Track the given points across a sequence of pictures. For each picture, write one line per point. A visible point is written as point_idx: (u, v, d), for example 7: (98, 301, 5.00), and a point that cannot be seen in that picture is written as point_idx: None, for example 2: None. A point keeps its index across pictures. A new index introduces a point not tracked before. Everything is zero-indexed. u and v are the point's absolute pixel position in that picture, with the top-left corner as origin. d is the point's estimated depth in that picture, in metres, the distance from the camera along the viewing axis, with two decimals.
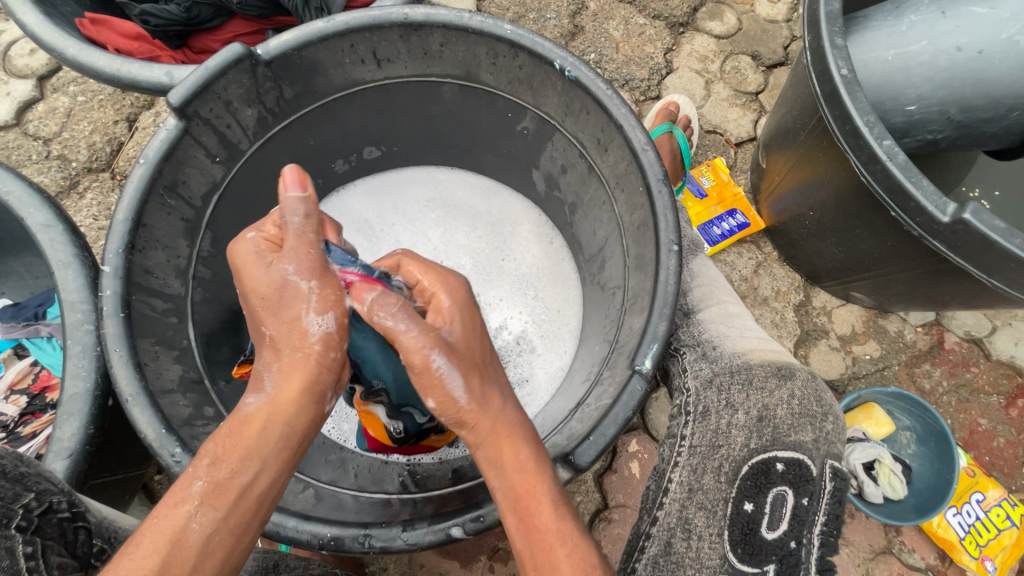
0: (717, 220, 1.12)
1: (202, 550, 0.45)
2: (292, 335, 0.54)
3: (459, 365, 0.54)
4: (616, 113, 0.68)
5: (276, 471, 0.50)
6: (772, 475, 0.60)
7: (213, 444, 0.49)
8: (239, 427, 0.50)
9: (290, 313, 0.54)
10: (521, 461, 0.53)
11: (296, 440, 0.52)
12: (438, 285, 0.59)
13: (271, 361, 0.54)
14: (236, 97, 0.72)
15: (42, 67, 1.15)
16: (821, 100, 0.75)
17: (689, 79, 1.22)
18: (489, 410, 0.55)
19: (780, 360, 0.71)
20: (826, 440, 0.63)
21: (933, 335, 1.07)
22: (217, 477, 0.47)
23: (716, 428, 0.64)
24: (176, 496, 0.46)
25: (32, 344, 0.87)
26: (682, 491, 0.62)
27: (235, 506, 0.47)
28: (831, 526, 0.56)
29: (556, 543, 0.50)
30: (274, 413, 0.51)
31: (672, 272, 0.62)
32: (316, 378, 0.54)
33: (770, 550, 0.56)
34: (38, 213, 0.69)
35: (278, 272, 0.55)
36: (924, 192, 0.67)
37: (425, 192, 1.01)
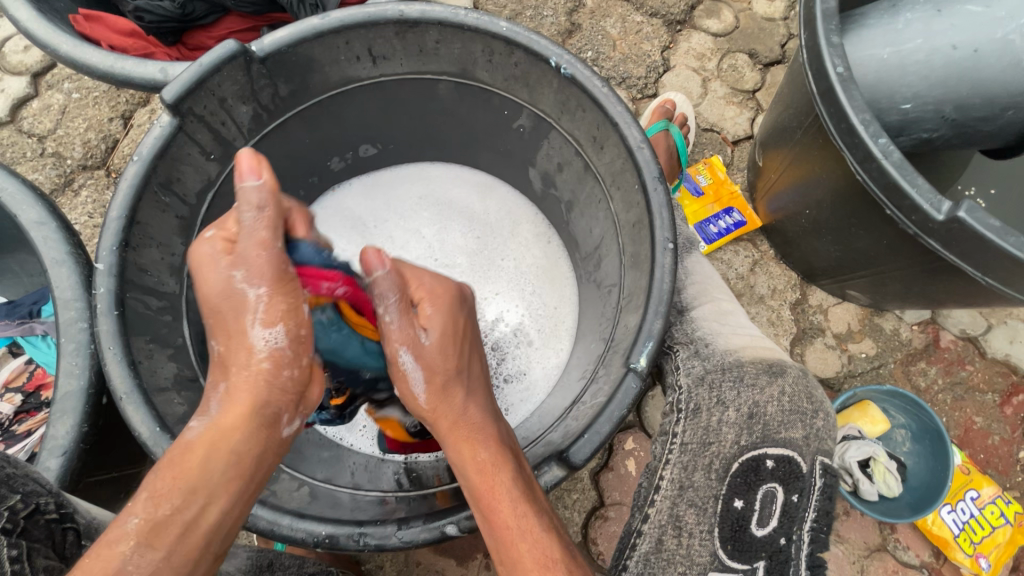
0: (714, 218, 1.12)
1: None
2: (241, 352, 0.52)
3: (424, 365, 0.57)
4: (612, 110, 0.68)
5: (223, 501, 0.48)
6: (762, 472, 0.62)
7: (154, 476, 0.47)
8: (180, 457, 0.48)
9: (240, 325, 0.52)
10: (480, 460, 0.55)
11: (245, 470, 0.49)
12: (429, 290, 0.59)
13: (219, 383, 0.52)
14: (230, 94, 0.72)
15: (36, 64, 1.14)
16: (817, 98, 0.75)
17: (686, 77, 1.22)
18: (452, 407, 0.57)
19: (771, 357, 0.70)
20: (818, 436, 0.64)
21: (929, 333, 1.07)
22: (156, 514, 0.45)
23: (707, 426, 0.64)
24: (111, 535, 0.45)
25: (26, 342, 0.87)
26: (673, 488, 0.63)
27: (176, 543, 0.45)
28: (821, 522, 0.60)
29: (515, 538, 0.51)
30: (216, 443, 0.49)
31: (667, 269, 0.62)
32: (264, 399, 0.52)
33: (760, 547, 0.59)
34: (31, 210, 0.68)
35: (228, 279, 0.52)
36: (920, 190, 0.67)
37: (418, 188, 1.01)
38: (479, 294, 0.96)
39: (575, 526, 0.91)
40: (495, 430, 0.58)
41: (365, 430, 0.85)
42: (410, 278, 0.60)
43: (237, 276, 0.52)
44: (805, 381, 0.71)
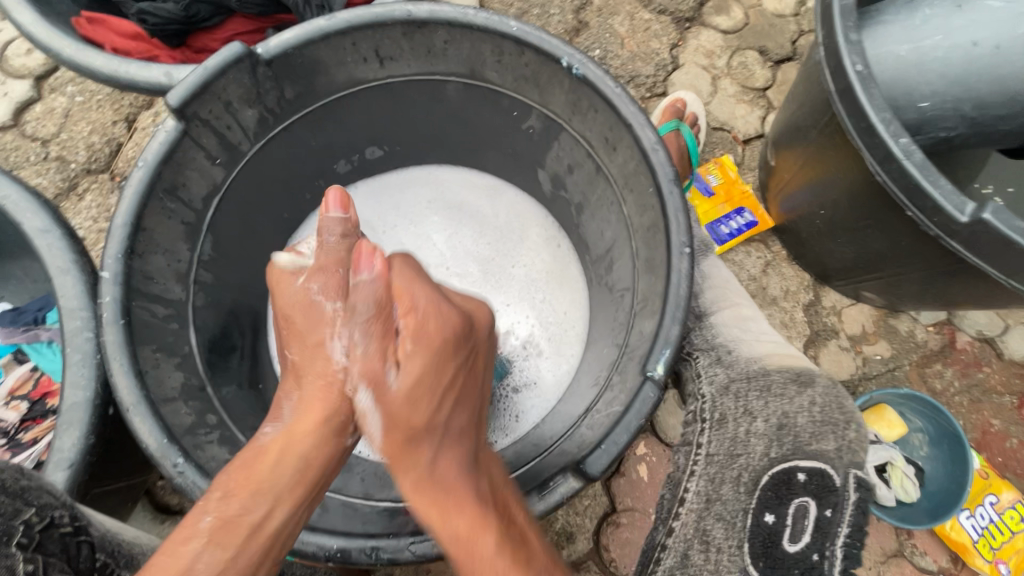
0: (725, 219, 1.10)
1: None
2: (318, 364, 0.59)
3: (389, 412, 0.57)
4: (626, 112, 0.66)
5: (288, 510, 0.52)
6: (794, 486, 0.57)
7: (228, 476, 0.52)
8: (254, 459, 0.53)
9: (314, 335, 0.60)
10: (455, 525, 0.53)
11: (310, 475, 0.54)
12: (416, 321, 0.58)
13: (293, 389, 0.60)
14: (236, 97, 0.70)
15: (39, 67, 1.13)
16: (835, 96, 0.73)
17: (696, 75, 1.20)
18: (419, 462, 0.56)
19: (798, 365, 0.68)
20: (852, 448, 0.58)
21: (945, 335, 1.06)
22: (227, 513, 0.49)
23: (734, 436, 0.63)
24: (186, 531, 0.49)
25: (32, 349, 0.86)
26: (699, 502, 0.62)
27: (246, 543, 0.49)
28: (854, 537, 0.55)
29: None
30: (287, 447, 0.54)
31: (684, 275, 0.61)
32: (335, 407, 0.57)
33: (793, 564, 0.54)
34: (35, 217, 0.67)
35: (302, 291, 0.61)
36: (942, 191, 0.65)
37: (426, 193, 0.99)
38: (492, 303, 0.95)
39: (587, 532, 0.90)
40: (471, 487, 0.56)
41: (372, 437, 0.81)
42: (403, 293, 0.59)
43: (320, 298, 0.61)
44: (834, 390, 0.66)
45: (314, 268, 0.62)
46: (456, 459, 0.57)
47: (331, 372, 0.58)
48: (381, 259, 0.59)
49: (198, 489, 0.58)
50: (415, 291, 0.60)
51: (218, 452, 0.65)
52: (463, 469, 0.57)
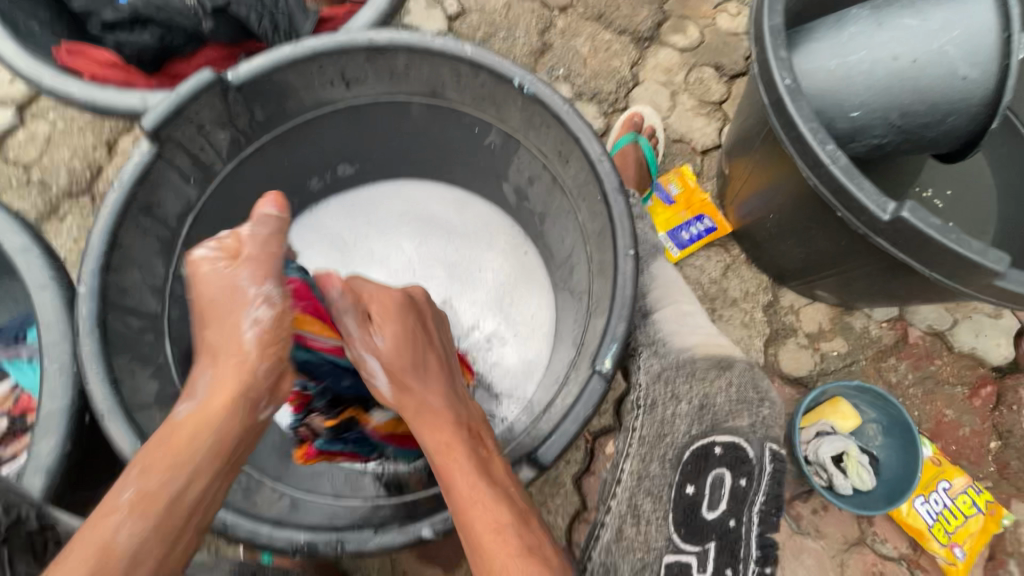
0: (685, 225, 1.15)
1: (134, 557, 0.47)
2: (234, 345, 0.58)
3: (384, 365, 0.65)
4: (573, 127, 0.72)
5: (209, 481, 0.53)
6: (711, 458, 0.66)
7: (148, 454, 0.52)
8: (168, 435, 0.53)
9: (230, 318, 0.58)
10: (438, 441, 0.61)
11: (225, 445, 0.54)
12: (377, 302, 0.67)
13: (209, 370, 0.58)
14: (208, 120, 0.75)
15: (21, 96, 1.17)
16: (769, 109, 0.79)
17: (655, 91, 1.26)
18: (411, 399, 0.64)
19: (723, 349, 0.72)
20: (764, 424, 0.67)
21: (898, 330, 1.11)
22: (147, 487, 0.50)
23: (663, 419, 0.69)
24: (105, 508, 0.49)
25: (12, 367, 0.88)
26: (632, 479, 0.67)
27: (164, 517, 0.49)
28: (768, 504, 0.64)
29: (471, 506, 0.55)
30: (204, 420, 0.54)
31: (629, 276, 0.65)
32: (247, 391, 0.57)
33: (711, 530, 0.64)
34: (15, 236, 0.70)
35: (236, 294, 0.59)
36: (866, 192, 0.71)
37: (395, 205, 1.03)
38: (457, 304, 0.99)
39: (558, 531, 0.93)
40: (446, 418, 0.63)
41: None
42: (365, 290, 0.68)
43: (249, 287, 0.59)
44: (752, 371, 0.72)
45: (240, 254, 0.60)
46: (436, 394, 0.64)
47: (249, 354, 0.58)
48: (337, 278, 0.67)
49: None
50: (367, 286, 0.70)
51: None
52: (446, 409, 0.63)
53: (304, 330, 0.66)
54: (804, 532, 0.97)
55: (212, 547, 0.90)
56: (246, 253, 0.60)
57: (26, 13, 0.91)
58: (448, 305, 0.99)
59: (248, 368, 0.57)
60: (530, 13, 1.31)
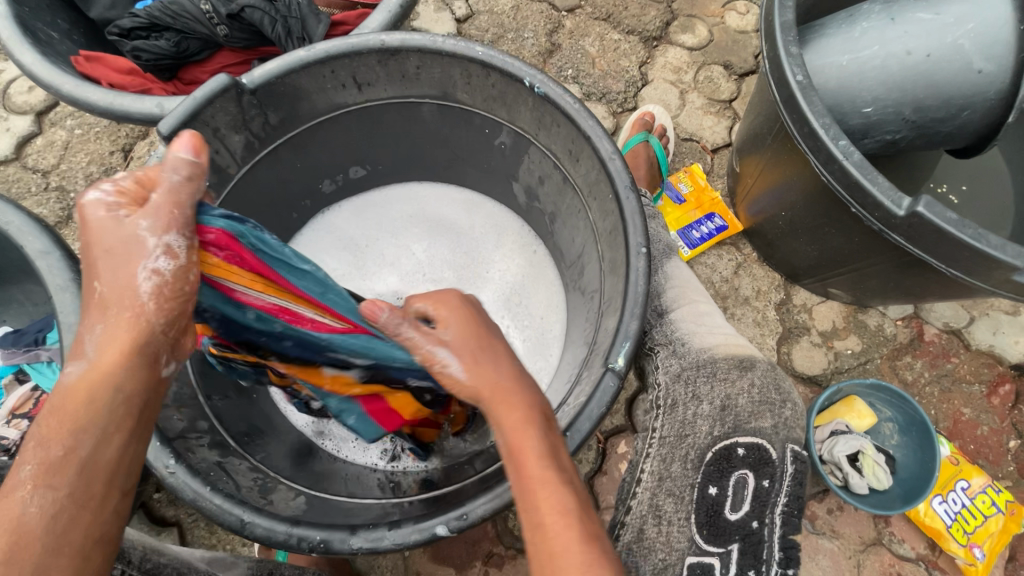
0: (696, 224, 1.15)
1: (51, 529, 0.44)
2: (123, 294, 0.47)
3: (456, 351, 0.56)
4: (585, 125, 0.72)
5: (123, 439, 0.47)
6: (734, 459, 0.65)
7: (42, 424, 0.46)
8: (61, 401, 0.46)
9: (122, 275, 0.47)
10: (513, 418, 0.52)
11: (134, 402, 0.48)
12: (440, 298, 0.59)
13: (96, 322, 0.48)
14: (223, 124, 0.76)
15: (39, 104, 1.19)
16: (781, 105, 0.78)
17: (664, 90, 1.26)
18: (485, 378, 0.54)
19: (744, 351, 0.73)
20: (786, 425, 0.67)
21: (913, 328, 1.10)
22: (49, 457, 0.45)
23: (683, 419, 0.68)
24: (10, 485, 0.45)
25: (32, 369, 0.89)
26: (653, 480, 0.67)
27: (77, 484, 0.45)
28: (790, 505, 0.64)
29: (539, 489, 0.48)
30: (97, 379, 0.46)
31: (641, 273, 0.65)
32: (147, 342, 0.48)
33: (733, 531, 0.63)
34: (37, 240, 0.72)
35: (136, 249, 0.47)
36: (880, 188, 0.70)
37: (405, 207, 1.04)
38: None
39: None
40: (522, 399, 0.53)
41: (356, 441, 0.85)
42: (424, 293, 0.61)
43: (148, 238, 0.48)
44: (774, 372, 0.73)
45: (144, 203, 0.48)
46: (510, 375, 0.55)
47: (139, 306, 0.47)
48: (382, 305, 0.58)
49: (188, 489, 0.59)
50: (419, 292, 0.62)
51: (209, 455, 0.66)
52: (522, 390, 0.54)
53: (229, 282, 0.58)
54: (819, 533, 0.96)
55: (227, 547, 0.91)
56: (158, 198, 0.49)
57: (45, 22, 0.93)
58: None
59: (138, 317, 0.47)
60: (538, 15, 1.31)
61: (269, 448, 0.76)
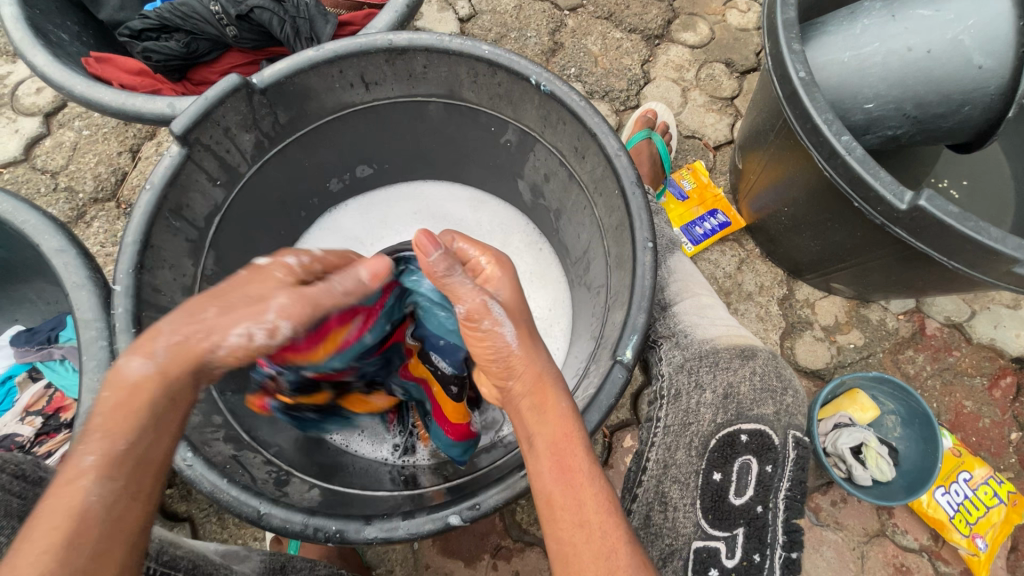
0: (699, 220, 1.16)
1: (107, 519, 0.43)
2: (218, 329, 0.51)
3: (512, 318, 0.56)
4: (591, 123, 0.73)
5: (172, 444, 0.49)
6: (737, 446, 0.66)
7: (101, 415, 0.46)
8: (127, 399, 0.47)
9: (228, 320, 0.52)
10: (561, 409, 0.53)
11: (181, 413, 0.50)
12: (491, 259, 0.60)
13: (175, 334, 0.51)
14: (234, 123, 0.77)
15: (48, 105, 1.20)
16: (783, 102, 0.79)
17: (666, 88, 1.27)
18: (534, 361, 0.55)
19: (746, 340, 0.73)
20: (788, 412, 0.68)
21: (915, 322, 1.11)
22: (113, 451, 0.45)
23: (687, 408, 0.70)
24: (69, 474, 0.44)
25: (45, 367, 0.90)
26: (658, 468, 0.69)
27: (135, 479, 0.46)
28: (794, 490, 0.64)
29: (585, 482, 0.49)
30: (162, 386, 0.49)
31: (648, 267, 0.66)
32: (209, 367, 0.52)
33: (738, 515, 0.64)
34: (52, 239, 0.73)
35: (256, 311, 0.53)
36: (883, 182, 0.71)
37: (410, 205, 1.05)
38: None
39: None
40: (567, 394, 0.55)
41: (364, 435, 0.87)
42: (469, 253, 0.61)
43: (272, 306, 0.53)
44: (775, 361, 0.74)
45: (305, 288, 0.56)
46: (555, 367, 0.56)
47: (221, 341, 0.51)
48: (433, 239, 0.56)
49: (205, 481, 0.60)
50: (465, 246, 0.61)
51: (224, 449, 0.67)
52: (566, 385, 0.55)
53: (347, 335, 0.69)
54: (824, 525, 0.97)
55: (239, 541, 0.92)
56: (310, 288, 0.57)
57: (55, 23, 0.94)
58: None
59: (212, 349, 0.51)
60: (541, 14, 1.33)
61: (281, 442, 0.77)
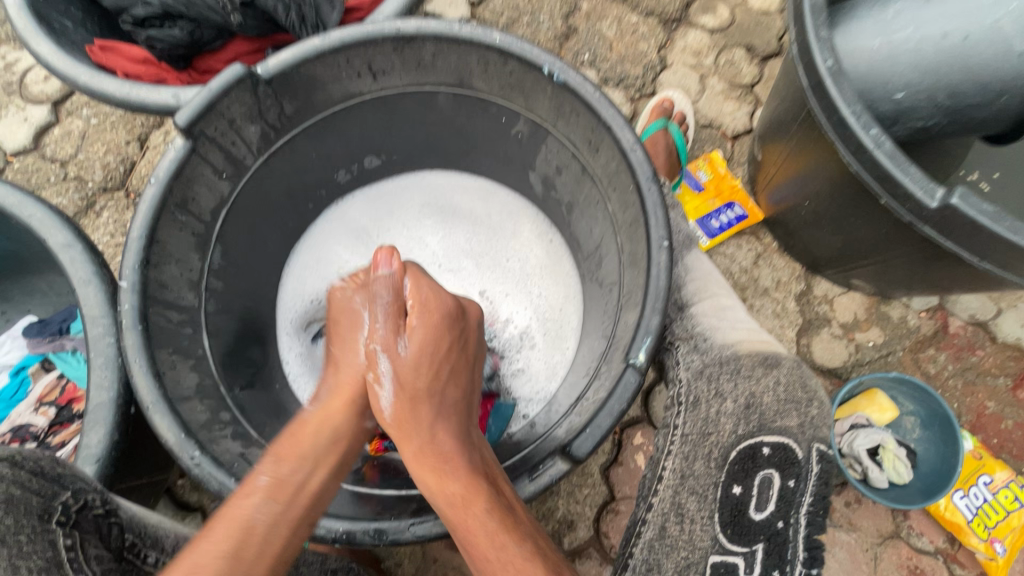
0: (715, 213, 1.13)
1: (265, 537, 0.52)
2: (348, 364, 0.65)
3: (397, 377, 0.63)
4: (605, 114, 0.70)
5: (327, 473, 0.58)
6: (759, 459, 0.68)
7: (278, 445, 0.58)
8: (296, 432, 0.59)
9: (350, 346, 0.66)
10: (449, 490, 0.57)
11: (340, 447, 0.60)
12: (420, 304, 0.65)
13: (328, 379, 0.65)
14: (239, 115, 0.75)
15: (56, 93, 1.19)
16: (809, 92, 0.76)
17: (684, 74, 1.23)
18: (420, 434, 0.61)
19: (767, 347, 0.71)
20: (813, 424, 0.69)
21: (938, 320, 1.07)
22: (279, 475, 0.55)
23: (706, 417, 0.69)
24: (246, 490, 0.54)
25: (58, 358, 0.91)
26: (675, 478, 0.67)
27: (292, 502, 0.54)
28: (815, 504, 0.67)
29: (488, 555, 0.54)
30: (322, 422, 0.61)
31: (663, 267, 0.64)
32: (357, 400, 0.64)
33: (759, 530, 0.66)
34: (59, 233, 0.72)
35: (353, 317, 0.67)
36: (912, 178, 0.68)
37: (419, 197, 1.03)
38: (492, 294, 1.00)
39: (587, 520, 0.93)
40: (461, 466, 0.58)
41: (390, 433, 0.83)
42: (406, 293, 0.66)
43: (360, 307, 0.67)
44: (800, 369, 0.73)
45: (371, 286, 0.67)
46: (445, 435, 0.61)
47: (358, 371, 0.64)
48: (396, 259, 0.66)
49: (213, 479, 0.61)
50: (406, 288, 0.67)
51: (232, 446, 0.68)
52: (459, 457, 0.59)
53: None
54: (837, 525, 0.96)
55: None
56: (368, 282, 0.68)
57: (59, 10, 0.92)
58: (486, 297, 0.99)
59: (358, 386, 0.64)
60: None
61: None
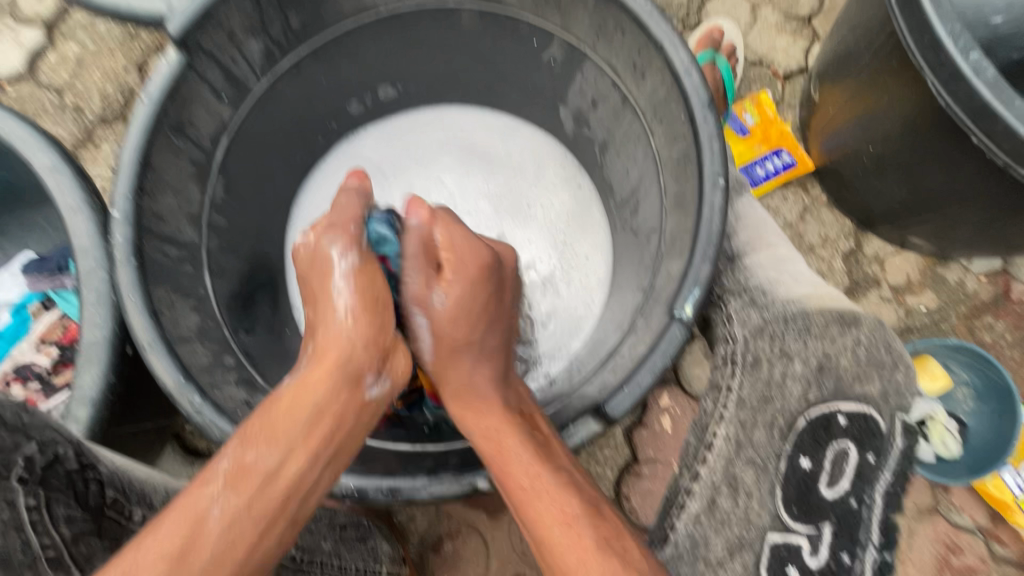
0: (761, 160, 1.02)
1: (223, 535, 0.45)
2: (329, 331, 0.55)
3: (435, 329, 0.60)
4: (657, 31, 0.61)
5: (307, 456, 0.50)
6: (835, 428, 0.64)
7: (247, 425, 0.50)
8: (267, 407, 0.51)
9: (321, 296, 0.57)
10: (486, 427, 0.56)
11: (324, 421, 0.51)
12: (454, 258, 0.60)
13: (308, 346, 0.56)
14: (239, 27, 0.68)
15: (49, 13, 1.11)
16: (895, 10, 0.65)
17: (734, 4, 1.10)
18: (459, 372, 0.60)
19: (841, 305, 0.65)
20: (896, 393, 0.65)
21: (998, 285, 0.98)
22: (242, 460, 0.48)
23: (769, 379, 0.62)
24: (203, 477, 0.47)
25: (58, 297, 0.87)
26: (730, 448, 0.60)
27: (257, 493, 0.47)
28: (885, 479, 0.65)
29: (534, 496, 0.52)
30: (302, 394, 0.51)
31: (717, 208, 0.56)
32: (346, 362, 0.54)
33: (827, 509, 0.63)
34: (44, 156, 0.66)
35: (362, 273, 0.57)
36: (1016, 111, 0.58)
37: (436, 134, 0.94)
38: (510, 239, 0.91)
39: (607, 482, 0.89)
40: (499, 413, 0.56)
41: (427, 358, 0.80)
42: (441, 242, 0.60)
43: (335, 252, 0.57)
44: (881, 328, 0.67)
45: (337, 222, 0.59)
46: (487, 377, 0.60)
47: (339, 329, 0.55)
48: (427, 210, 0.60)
49: (215, 428, 0.57)
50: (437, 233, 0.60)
51: (236, 393, 0.64)
52: (499, 402, 0.58)
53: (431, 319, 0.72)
54: None
55: None
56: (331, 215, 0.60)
57: None
58: (504, 241, 0.91)
59: (348, 352, 0.54)
60: None
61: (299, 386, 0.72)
